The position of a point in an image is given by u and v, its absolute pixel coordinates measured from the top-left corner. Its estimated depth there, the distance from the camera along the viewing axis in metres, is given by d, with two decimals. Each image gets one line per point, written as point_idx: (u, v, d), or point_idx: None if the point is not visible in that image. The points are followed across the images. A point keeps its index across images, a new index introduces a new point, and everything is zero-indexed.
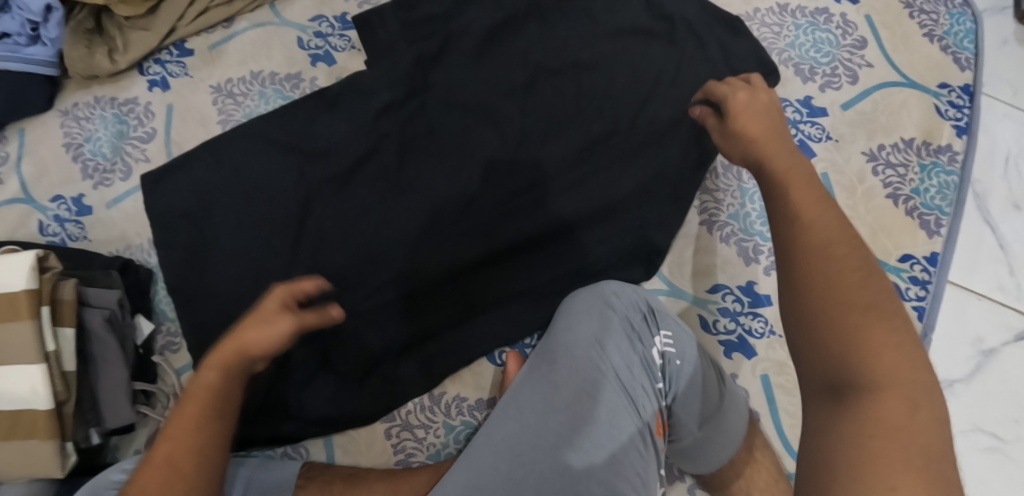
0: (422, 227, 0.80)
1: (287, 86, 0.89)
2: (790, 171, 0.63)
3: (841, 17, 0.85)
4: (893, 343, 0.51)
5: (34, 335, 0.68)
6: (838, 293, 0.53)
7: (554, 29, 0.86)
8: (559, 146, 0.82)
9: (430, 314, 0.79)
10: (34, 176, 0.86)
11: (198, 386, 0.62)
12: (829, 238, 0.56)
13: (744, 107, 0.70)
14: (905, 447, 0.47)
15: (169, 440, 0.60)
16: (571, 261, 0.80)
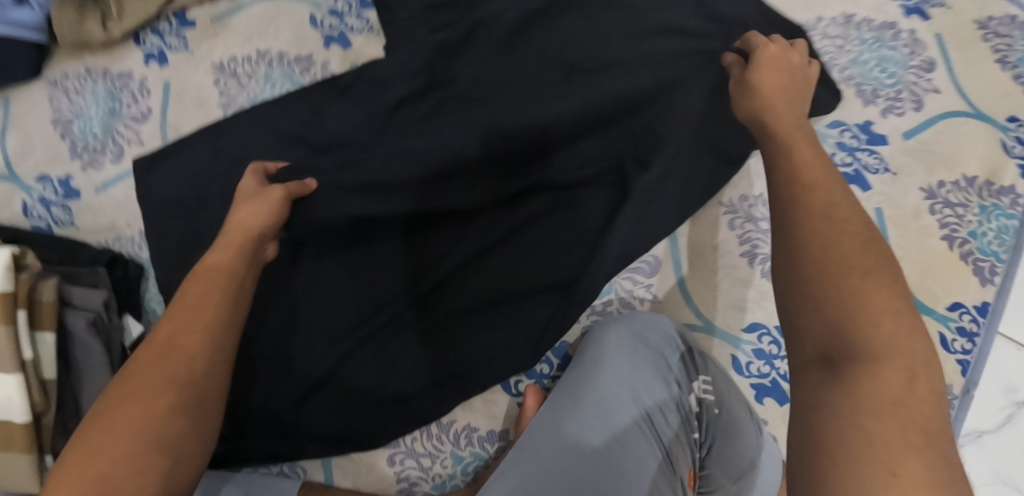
0: (416, 213, 0.70)
1: (297, 69, 0.81)
2: (802, 144, 0.58)
3: (910, 34, 0.77)
4: (892, 308, 0.47)
5: (10, 341, 0.62)
6: (840, 257, 0.49)
7: (593, 19, 0.74)
8: (569, 108, 0.69)
9: (438, 317, 0.71)
10: (18, 152, 0.81)
11: (203, 268, 0.60)
12: (845, 219, 0.51)
13: (772, 60, 0.65)
14: (902, 421, 0.43)
15: (169, 322, 0.56)
16: (584, 254, 0.70)
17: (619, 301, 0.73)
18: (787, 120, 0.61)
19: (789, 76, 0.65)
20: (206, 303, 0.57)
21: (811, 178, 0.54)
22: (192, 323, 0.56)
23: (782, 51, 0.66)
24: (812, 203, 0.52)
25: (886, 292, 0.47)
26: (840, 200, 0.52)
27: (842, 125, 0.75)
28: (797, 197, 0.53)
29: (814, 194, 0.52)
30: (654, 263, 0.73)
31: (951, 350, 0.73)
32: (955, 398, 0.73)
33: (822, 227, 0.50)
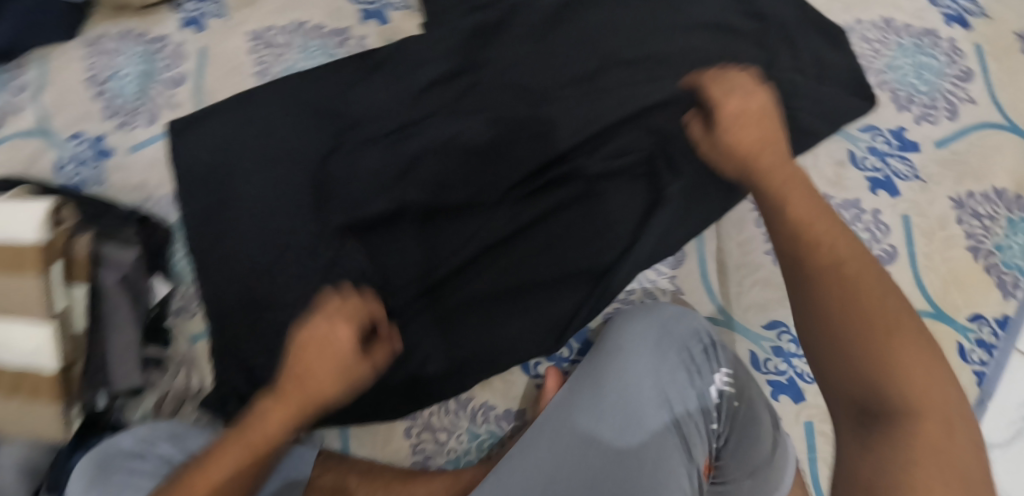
0: (441, 199, 0.71)
1: (333, 42, 0.81)
2: (805, 196, 0.58)
3: (948, 43, 0.77)
4: (924, 367, 0.50)
5: (42, 292, 0.63)
6: (860, 317, 0.51)
7: (631, 10, 0.75)
8: (593, 107, 0.72)
9: (457, 302, 0.71)
10: (51, 109, 0.81)
11: (257, 434, 0.58)
12: (856, 270, 0.53)
13: (736, 113, 0.62)
14: (945, 467, 0.47)
15: (226, 452, 0.57)
16: (607, 246, 0.72)
17: (643, 291, 0.74)
18: (780, 173, 0.59)
19: (762, 124, 0.62)
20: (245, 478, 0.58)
21: (819, 236, 0.55)
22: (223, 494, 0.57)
23: (740, 98, 0.62)
24: (820, 266, 0.54)
25: (908, 346, 0.50)
26: (850, 252, 0.54)
27: (876, 129, 0.75)
28: (810, 261, 0.55)
29: (825, 257, 0.54)
30: (677, 256, 0.74)
31: (970, 360, 0.73)
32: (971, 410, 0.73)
33: (828, 278, 0.53)
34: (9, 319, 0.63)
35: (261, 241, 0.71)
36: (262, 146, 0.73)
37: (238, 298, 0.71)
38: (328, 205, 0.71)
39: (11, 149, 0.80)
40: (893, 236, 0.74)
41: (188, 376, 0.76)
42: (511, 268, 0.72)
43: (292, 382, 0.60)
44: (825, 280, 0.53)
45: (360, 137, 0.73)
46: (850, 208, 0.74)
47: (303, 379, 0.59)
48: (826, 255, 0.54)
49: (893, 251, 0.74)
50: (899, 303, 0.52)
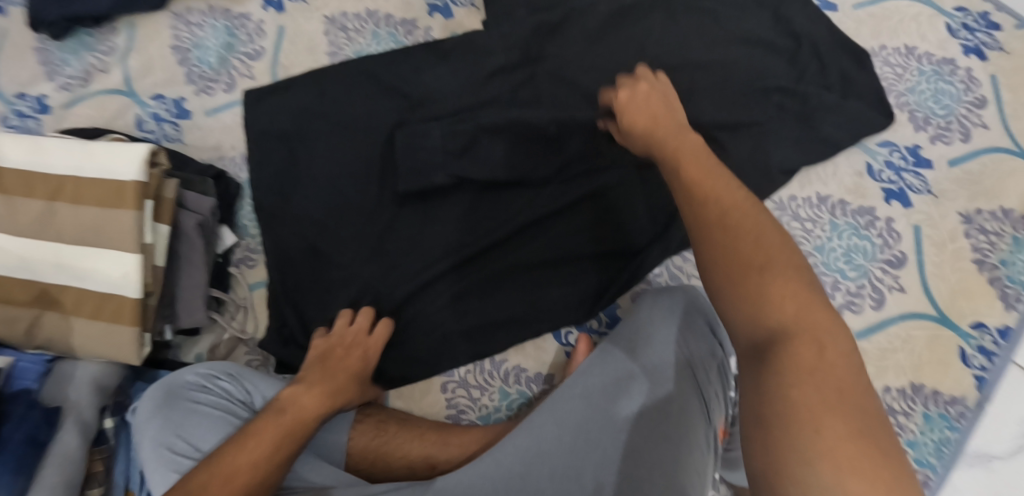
0: (489, 177, 0.78)
1: (401, 31, 0.88)
2: (696, 155, 0.61)
3: (966, 72, 0.83)
4: (792, 293, 0.50)
5: (135, 226, 0.71)
6: (736, 258, 0.52)
7: (678, 22, 0.81)
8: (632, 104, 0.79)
9: (492, 273, 0.78)
10: (137, 71, 0.87)
11: (296, 412, 0.68)
12: (734, 212, 0.54)
13: (632, 100, 0.69)
14: (826, 386, 0.46)
15: (260, 432, 0.65)
16: (634, 236, 0.79)
17: (669, 276, 0.81)
18: (671, 136, 0.64)
19: (656, 105, 0.69)
20: (285, 451, 0.65)
21: (708, 187, 0.57)
22: (266, 466, 0.64)
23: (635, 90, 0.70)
24: (707, 218, 0.55)
25: (783, 280, 0.50)
26: (734, 200, 0.55)
27: (892, 145, 0.82)
28: (700, 213, 0.55)
29: (709, 204, 0.55)
30: None
31: (970, 365, 0.79)
32: (968, 410, 0.78)
33: (709, 227, 0.54)
34: (101, 248, 0.72)
35: (325, 204, 0.79)
36: (335, 118, 0.81)
37: (302, 252, 0.79)
38: (387, 178, 0.80)
39: (97, 105, 0.87)
40: (904, 243, 0.80)
41: (244, 322, 0.82)
42: (549, 247, 0.78)
43: (322, 386, 0.71)
44: (702, 233, 0.54)
45: (421, 119, 0.80)
46: (865, 215, 0.81)
47: (338, 374, 0.72)
48: (712, 206, 0.55)
49: (902, 257, 0.80)
50: (780, 243, 0.52)
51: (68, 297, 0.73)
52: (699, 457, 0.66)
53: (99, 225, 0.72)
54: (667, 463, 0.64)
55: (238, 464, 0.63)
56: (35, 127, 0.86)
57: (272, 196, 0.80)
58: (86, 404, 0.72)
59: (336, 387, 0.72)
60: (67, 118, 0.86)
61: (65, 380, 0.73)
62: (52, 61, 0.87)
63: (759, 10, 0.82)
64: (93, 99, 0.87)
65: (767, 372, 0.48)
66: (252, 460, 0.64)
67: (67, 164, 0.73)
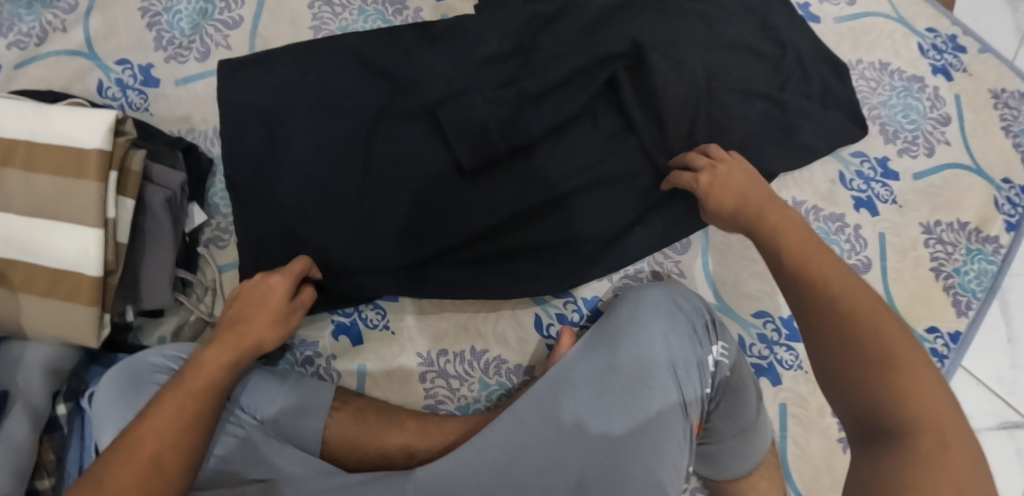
0: (478, 168, 0.78)
1: (389, 10, 0.85)
2: (798, 234, 0.66)
3: (933, 90, 0.88)
4: (920, 383, 0.54)
5: (98, 197, 0.66)
6: (861, 346, 0.56)
7: (669, 21, 0.82)
8: (631, 81, 0.80)
9: (488, 251, 0.78)
10: (100, 33, 0.82)
11: (202, 375, 0.64)
12: (847, 296, 0.59)
13: (720, 178, 0.72)
14: (948, 478, 0.50)
15: (171, 401, 0.62)
16: (637, 207, 0.79)
17: (650, 271, 0.81)
18: (774, 213, 0.69)
19: (742, 185, 0.72)
20: (192, 421, 0.61)
21: (812, 265, 0.62)
22: (177, 434, 0.60)
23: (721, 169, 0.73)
24: (821, 300, 0.60)
25: (903, 367, 0.55)
26: (846, 285, 0.60)
27: (863, 156, 0.85)
28: (813, 295, 0.60)
29: (820, 288, 0.60)
30: (685, 242, 0.81)
31: None
32: None
33: (824, 310, 0.59)
34: (59, 221, 0.67)
35: (304, 186, 0.76)
36: (315, 97, 0.78)
37: (277, 237, 0.76)
38: (370, 164, 0.77)
39: (54, 67, 0.81)
40: (870, 250, 0.84)
41: (213, 305, 0.78)
42: (537, 238, 0.78)
43: (226, 335, 0.67)
44: (806, 319, 0.60)
45: (414, 104, 0.78)
46: (835, 221, 0.84)
47: (243, 319, 0.69)
48: (822, 291, 0.60)
49: (867, 262, 0.83)
50: (901, 334, 0.56)
51: (17, 274, 0.67)
52: (676, 453, 0.66)
53: (57, 196, 0.66)
54: (646, 460, 0.65)
55: (144, 436, 0.59)
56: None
57: (250, 176, 0.77)
58: (36, 389, 0.67)
59: (241, 334, 0.68)
60: (18, 78, 0.80)
61: (12, 364, 0.67)
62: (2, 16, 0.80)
63: (745, 17, 0.84)
64: (49, 59, 0.81)
65: (888, 458, 0.52)
66: (160, 428, 0.60)
67: (19, 127, 0.67)
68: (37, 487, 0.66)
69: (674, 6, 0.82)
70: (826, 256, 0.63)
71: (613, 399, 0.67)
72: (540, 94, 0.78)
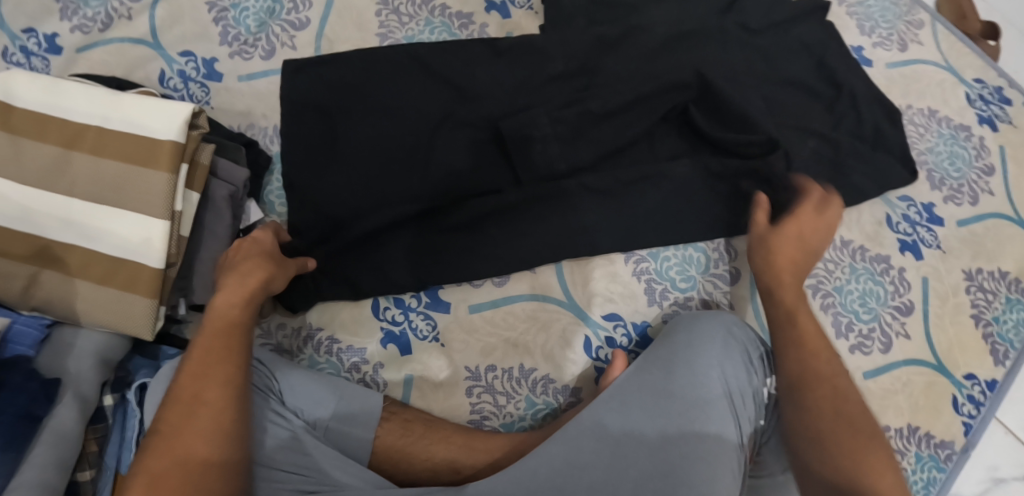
0: (532, 177, 0.79)
1: (456, 23, 0.88)
2: (804, 307, 0.73)
3: (979, 139, 0.90)
4: (878, 459, 0.64)
5: (168, 188, 0.66)
6: (834, 417, 0.67)
7: (729, 51, 0.87)
8: (700, 113, 0.83)
9: (528, 249, 0.79)
10: (165, 22, 0.82)
11: (220, 317, 0.66)
12: (826, 370, 0.69)
13: (791, 231, 0.75)
14: None
15: (202, 348, 0.64)
16: (687, 225, 0.81)
17: (699, 300, 0.81)
18: (798, 286, 0.74)
19: (803, 253, 0.76)
20: (220, 361, 0.64)
21: (811, 333, 0.71)
22: (208, 375, 0.63)
23: (804, 222, 0.76)
24: (806, 370, 0.69)
25: (864, 439, 0.65)
26: (826, 361, 0.70)
27: (910, 200, 0.86)
28: (797, 364, 0.70)
29: (808, 357, 0.70)
30: (733, 274, 0.82)
31: (960, 412, 0.83)
32: (956, 454, 0.82)
33: (812, 387, 0.68)
34: (124, 209, 0.66)
35: (359, 189, 0.78)
36: (377, 98, 0.80)
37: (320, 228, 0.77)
38: (428, 163, 0.79)
39: (116, 53, 0.81)
40: (912, 293, 0.84)
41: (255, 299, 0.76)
42: (582, 248, 0.79)
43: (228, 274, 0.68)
44: (786, 386, 0.70)
45: (474, 115, 0.80)
46: (880, 262, 0.84)
47: (241, 263, 0.69)
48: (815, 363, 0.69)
49: (910, 305, 0.84)
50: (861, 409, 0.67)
51: (74, 257, 0.66)
52: (733, 480, 0.65)
53: (124, 183, 0.66)
54: (694, 483, 0.64)
55: (186, 380, 0.63)
56: (41, 67, 0.80)
57: (305, 173, 0.78)
58: (88, 379, 0.65)
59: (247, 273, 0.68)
60: (78, 61, 0.81)
61: (65, 350, 0.66)
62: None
63: (803, 57, 0.88)
64: (111, 45, 0.81)
65: None
66: (197, 371, 0.63)
67: (91, 111, 0.67)
68: (78, 479, 0.64)
69: (736, 40, 0.87)
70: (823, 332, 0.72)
71: (661, 429, 0.68)
72: (604, 115, 0.81)
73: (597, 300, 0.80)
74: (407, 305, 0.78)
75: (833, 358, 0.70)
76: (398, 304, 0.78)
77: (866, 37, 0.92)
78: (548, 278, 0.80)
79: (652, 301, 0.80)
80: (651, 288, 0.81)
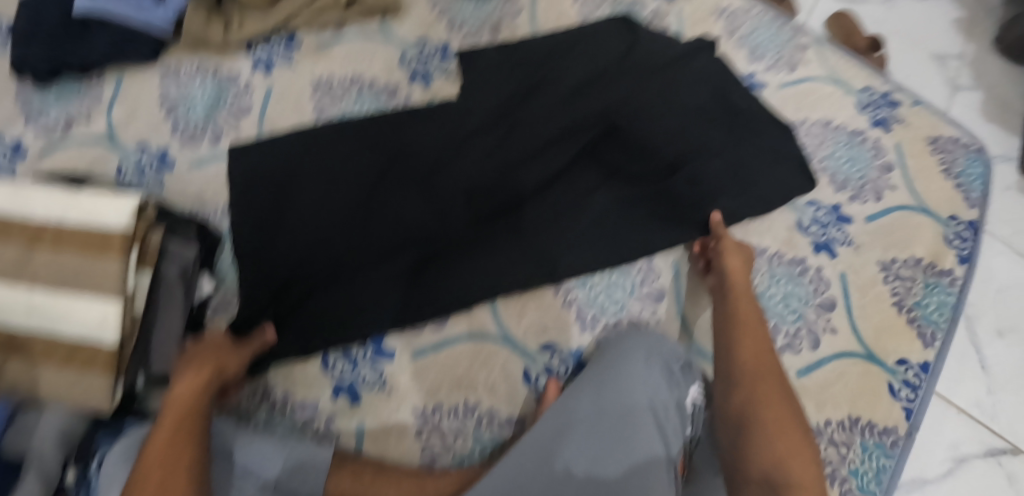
0: (463, 223, 0.87)
1: (385, 98, 0.98)
2: (751, 313, 0.78)
3: (875, 141, 0.97)
4: (801, 451, 0.68)
5: (120, 274, 0.73)
6: (769, 408, 0.71)
7: (640, 84, 0.94)
8: (611, 152, 0.91)
9: (465, 289, 0.85)
10: (122, 121, 0.93)
11: (180, 406, 0.70)
12: (761, 368, 0.74)
13: (735, 250, 0.83)
14: None
15: (162, 433, 0.67)
16: (612, 249, 0.87)
17: (629, 321, 0.86)
18: (748, 297, 0.80)
19: (747, 275, 0.83)
20: (184, 443, 0.66)
21: (753, 335, 0.76)
22: (173, 454, 0.65)
23: (744, 247, 0.84)
24: (748, 368, 0.74)
25: (788, 433, 0.69)
26: (765, 359, 0.75)
27: (816, 204, 0.92)
28: (738, 362, 0.74)
29: (753, 356, 0.75)
30: (658, 293, 0.88)
31: (898, 397, 0.85)
32: (900, 439, 0.84)
33: (751, 382, 0.73)
34: (80, 296, 0.73)
35: (307, 252, 0.84)
36: (316, 172, 0.88)
37: (274, 288, 0.83)
38: (368, 223, 0.86)
39: (76, 154, 0.92)
40: (832, 289, 0.89)
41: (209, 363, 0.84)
42: (519, 284, 0.85)
43: (188, 365, 0.73)
44: (731, 384, 0.74)
45: (407, 174, 0.89)
46: (797, 264, 0.89)
47: (196, 357, 0.74)
48: (748, 367, 0.74)
49: (831, 301, 0.88)
50: (791, 406, 0.72)
51: (37, 345, 0.73)
52: (663, 493, 0.68)
53: (79, 275, 0.73)
54: None
55: (151, 464, 0.64)
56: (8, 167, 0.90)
57: (255, 243, 0.85)
58: (51, 454, 0.70)
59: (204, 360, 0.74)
60: (44, 160, 0.91)
61: (29, 431, 0.71)
62: (33, 104, 0.93)
63: (703, 88, 0.95)
64: (73, 147, 0.92)
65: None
66: (161, 452, 0.65)
67: (50, 210, 0.75)
68: None
69: (642, 76, 0.94)
70: (767, 335, 0.77)
71: (600, 452, 0.72)
72: (523, 161, 0.90)
73: (531, 332, 0.85)
74: (354, 357, 0.83)
75: (774, 359, 0.75)
76: (346, 357, 0.83)
77: (757, 63, 1.01)
78: (485, 318, 0.85)
79: (584, 328, 0.85)
80: (581, 314, 0.86)
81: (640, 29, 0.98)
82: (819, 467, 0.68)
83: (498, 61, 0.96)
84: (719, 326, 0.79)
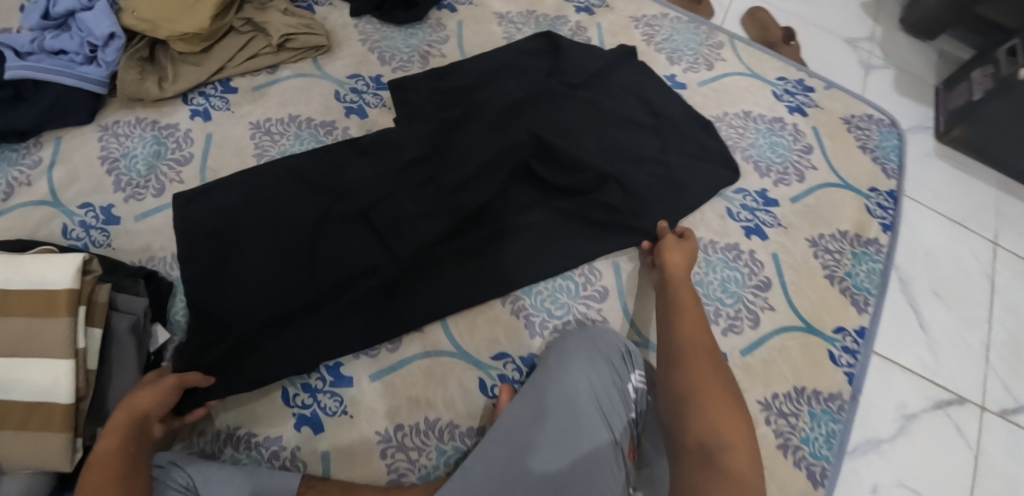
0: (406, 253, 0.89)
1: (321, 132, 1.00)
2: (685, 296, 0.82)
3: (793, 126, 1.03)
4: (733, 416, 0.72)
5: (69, 330, 0.74)
6: (702, 379, 0.74)
7: (565, 104, 0.99)
8: (543, 167, 0.94)
9: (414, 315, 0.87)
10: (62, 182, 0.94)
11: (99, 459, 0.70)
12: (694, 343, 0.77)
13: (675, 247, 0.87)
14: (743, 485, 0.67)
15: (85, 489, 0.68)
16: (551, 259, 0.91)
17: (576, 322, 0.90)
18: (687, 285, 0.84)
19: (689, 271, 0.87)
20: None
21: (686, 315, 0.80)
22: None
23: (686, 245, 0.88)
24: (683, 346, 0.77)
25: (720, 400, 0.73)
26: (698, 336, 0.78)
27: (745, 191, 0.97)
28: (674, 342, 0.78)
29: (687, 334, 0.78)
30: (603, 292, 0.91)
31: (840, 363, 0.89)
32: (846, 403, 0.87)
33: (684, 358, 0.76)
34: (32, 358, 0.74)
35: (254, 296, 0.86)
36: (257, 217, 0.90)
37: (219, 336, 0.84)
38: (315, 263, 0.88)
39: (20, 216, 0.92)
40: (767, 270, 0.93)
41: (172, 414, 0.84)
42: (463, 304, 0.88)
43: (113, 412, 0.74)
44: (668, 363, 0.77)
45: (348, 211, 0.91)
46: (731, 250, 0.93)
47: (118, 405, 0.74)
48: (684, 344, 0.78)
49: (767, 281, 0.92)
50: (723, 376, 0.75)
51: None
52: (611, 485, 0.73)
53: (29, 337, 0.75)
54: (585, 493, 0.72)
55: None
56: None
57: (203, 291, 0.86)
58: None
59: (123, 406, 0.74)
60: None
61: None
62: None
63: (627, 96, 1.01)
64: (16, 210, 0.92)
65: (706, 465, 0.69)
66: None
67: None
68: None
69: (567, 96, 1.00)
70: (703, 315, 0.81)
71: (550, 447, 0.75)
72: (459, 186, 0.92)
73: (483, 345, 0.88)
74: (314, 388, 0.85)
75: (707, 335, 0.79)
76: (307, 389, 0.85)
77: (676, 66, 1.07)
78: (437, 335, 0.88)
79: (534, 333, 0.89)
80: (530, 321, 0.89)
81: (563, 51, 1.04)
82: (751, 430, 0.72)
83: (428, 93, 0.99)
84: (661, 315, 0.82)
